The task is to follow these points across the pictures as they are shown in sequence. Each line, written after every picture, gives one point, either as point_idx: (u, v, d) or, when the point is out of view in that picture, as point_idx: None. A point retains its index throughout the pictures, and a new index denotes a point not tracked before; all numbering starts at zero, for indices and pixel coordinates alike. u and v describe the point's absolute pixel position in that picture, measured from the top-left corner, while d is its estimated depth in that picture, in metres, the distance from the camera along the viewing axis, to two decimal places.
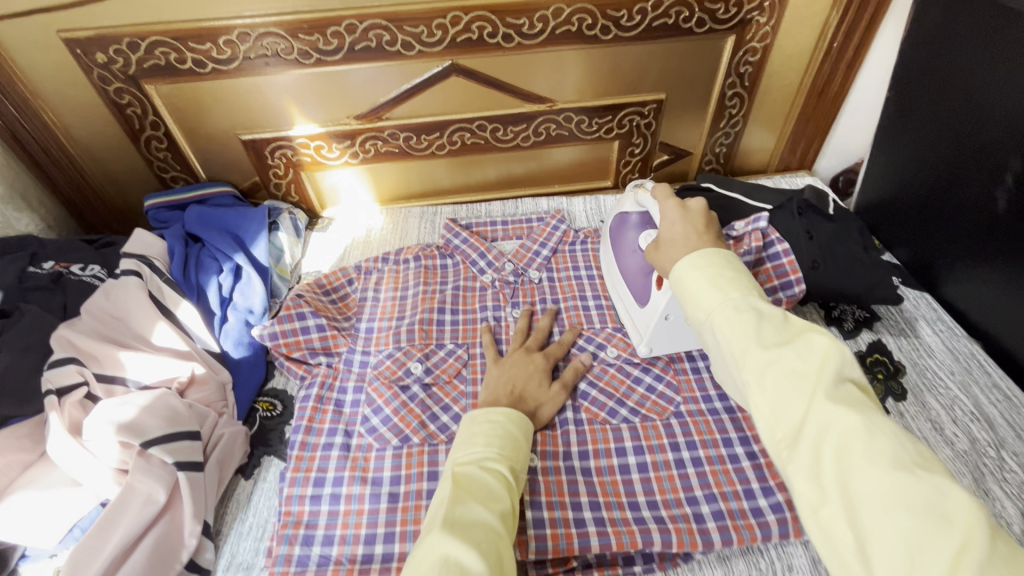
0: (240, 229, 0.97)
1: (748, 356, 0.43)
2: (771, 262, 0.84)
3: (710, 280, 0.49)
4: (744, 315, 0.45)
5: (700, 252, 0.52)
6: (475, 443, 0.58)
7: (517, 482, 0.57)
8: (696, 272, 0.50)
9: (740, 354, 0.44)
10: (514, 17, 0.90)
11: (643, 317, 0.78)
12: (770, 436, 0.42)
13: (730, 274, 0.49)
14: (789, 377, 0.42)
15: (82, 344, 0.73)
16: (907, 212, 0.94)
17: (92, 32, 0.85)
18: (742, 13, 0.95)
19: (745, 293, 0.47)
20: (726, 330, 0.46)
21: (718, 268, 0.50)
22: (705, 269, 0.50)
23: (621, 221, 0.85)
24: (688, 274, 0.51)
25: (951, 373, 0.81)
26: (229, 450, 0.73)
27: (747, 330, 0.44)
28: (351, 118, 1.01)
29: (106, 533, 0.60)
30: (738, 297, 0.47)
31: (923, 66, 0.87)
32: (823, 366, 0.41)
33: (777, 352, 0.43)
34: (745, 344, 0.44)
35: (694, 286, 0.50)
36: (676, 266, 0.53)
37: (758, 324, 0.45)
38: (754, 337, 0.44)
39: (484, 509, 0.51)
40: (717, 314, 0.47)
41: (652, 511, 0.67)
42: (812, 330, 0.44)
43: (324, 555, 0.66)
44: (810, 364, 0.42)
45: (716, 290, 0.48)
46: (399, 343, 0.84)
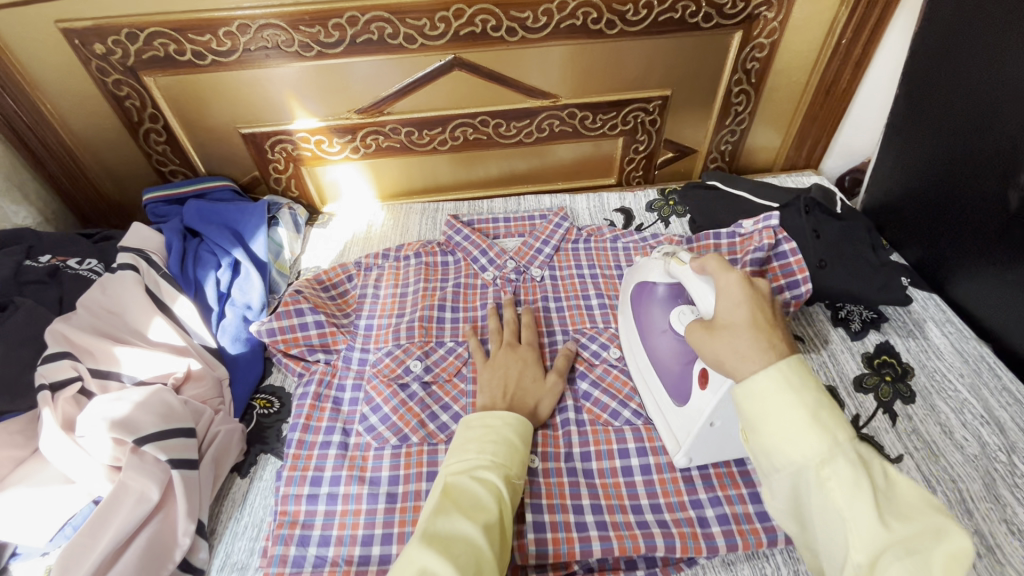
0: (240, 223, 0.96)
1: (862, 531, 0.41)
2: (777, 261, 0.82)
3: (814, 421, 0.45)
4: (854, 473, 0.43)
5: (786, 360, 0.47)
6: (469, 449, 0.58)
7: (510, 491, 0.56)
8: (791, 398, 0.46)
9: (849, 524, 0.42)
10: (519, 11, 0.88)
11: (681, 419, 0.65)
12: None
13: (831, 411, 0.45)
14: (911, 569, 0.39)
15: (77, 339, 0.72)
16: (916, 212, 0.93)
17: (91, 23, 0.83)
18: (750, 9, 0.93)
19: (850, 439, 0.44)
20: (831, 488, 0.43)
21: (821, 404, 0.46)
22: (804, 398, 0.46)
23: (646, 293, 0.74)
24: (774, 397, 0.46)
25: (961, 376, 0.80)
26: (224, 447, 0.72)
27: (862, 500, 0.42)
28: (352, 112, 0.99)
29: (98, 532, 0.59)
30: (842, 447, 0.44)
31: (935, 63, 0.86)
32: (948, 557, 0.39)
33: (890, 531, 0.41)
34: (859, 516, 0.41)
35: (785, 419, 0.46)
36: (756, 376, 0.48)
37: (871, 491, 0.42)
38: (868, 508, 0.41)
39: (469, 522, 0.50)
40: (821, 465, 0.44)
41: (655, 515, 0.66)
42: (927, 509, 0.42)
43: (319, 556, 0.65)
44: (932, 552, 0.39)
45: (820, 435, 0.44)
46: (399, 341, 0.82)
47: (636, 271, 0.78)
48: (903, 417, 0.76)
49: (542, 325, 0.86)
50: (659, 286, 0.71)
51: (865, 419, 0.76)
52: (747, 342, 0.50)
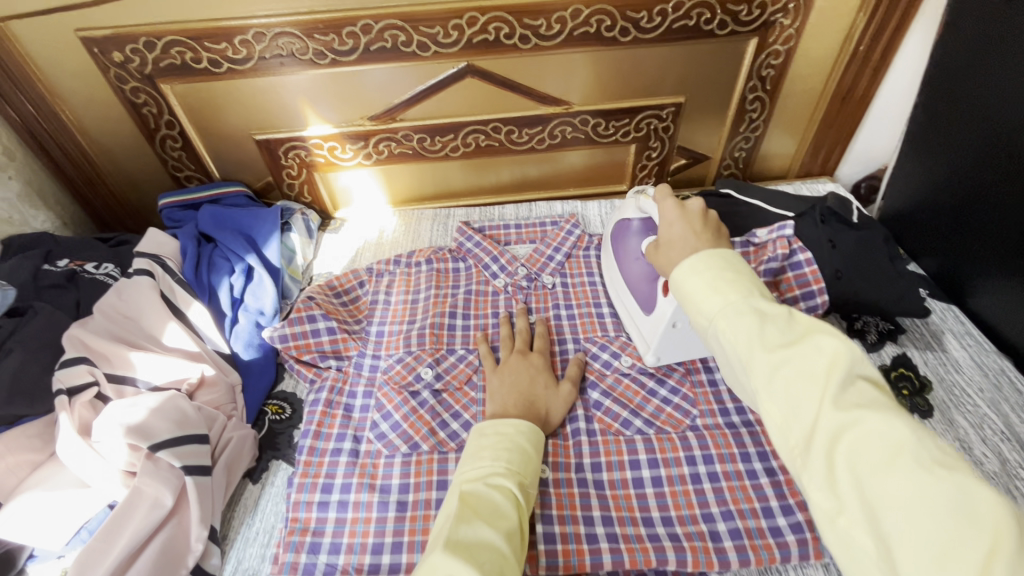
0: (253, 229, 0.96)
1: (754, 360, 0.42)
2: (793, 270, 0.81)
3: (710, 284, 0.47)
4: (745, 319, 0.44)
5: (697, 256, 0.50)
6: (484, 457, 0.58)
7: (525, 499, 0.56)
8: (693, 278, 0.49)
9: (745, 359, 0.43)
10: (532, 18, 0.88)
11: (649, 326, 0.75)
12: (780, 440, 0.40)
13: (729, 276, 0.47)
14: (798, 380, 0.40)
15: (94, 344, 0.73)
16: (936, 222, 0.91)
17: (110, 31, 0.85)
18: (765, 15, 0.93)
19: (746, 294, 0.45)
20: (729, 335, 0.44)
21: (717, 270, 0.48)
22: (704, 272, 0.49)
23: (622, 229, 0.83)
24: (686, 279, 0.50)
25: (981, 391, 0.78)
26: (237, 453, 0.72)
27: (750, 334, 0.43)
28: (365, 119, 1.00)
29: (114, 536, 0.60)
30: (736, 297, 0.45)
31: (956, 71, 0.84)
32: (832, 366, 0.39)
33: (780, 355, 0.41)
34: (751, 348, 0.42)
35: (692, 291, 0.49)
36: (676, 271, 0.51)
37: (762, 327, 0.43)
38: (758, 341, 0.42)
39: (490, 528, 0.50)
40: (719, 319, 0.45)
41: (666, 528, 0.65)
42: (821, 328, 0.42)
43: (330, 563, 0.65)
44: (817, 364, 0.40)
45: (716, 294, 0.47)
46: (410, 347, 0.82)
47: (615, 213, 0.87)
48: None
49: (553, 333, 0.85)
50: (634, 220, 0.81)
51: None
52: (682, 250, 0.55)
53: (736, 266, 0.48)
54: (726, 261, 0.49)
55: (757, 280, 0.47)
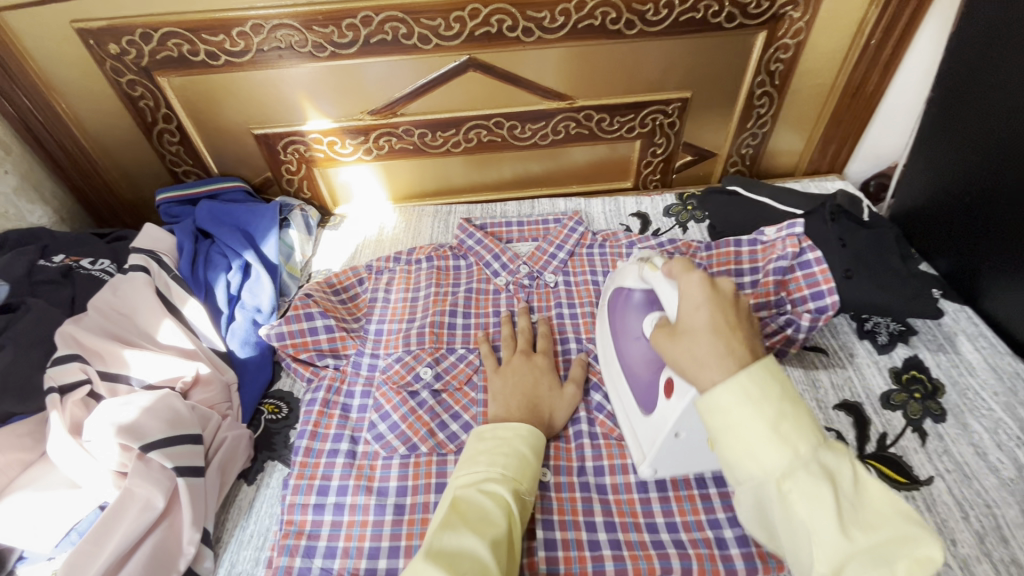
0: (251, 225, 0.95)
1: (826, 539, 0.40)
2: (802, 270, 0.78)
3: (772, 429, 0.43)
4: (819, 486, 0.41)
5: (748, 372, 0.45)
6: (479, 462, 0.56)
7: (519, 507, 0.54)
8: (749, 410, 0.44)
9: (815, 535, 0.41)
10: (535, 11, 0.86)
11: (647, 430, 0.63)
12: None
13: (792, 418, 0.43)
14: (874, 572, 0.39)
15: (86, 341, 0.71)
16: (949, 220, 0.89)
17: (105, 23, 0.83)
18: (775, 8, 0.90)
19: (814, 448, 0.43)
20: (797, 501, 0.42)
21: (782, 409, 0.44)
22: (762, 408, 0.43)
23: (622, 299, 0.71)
24: (738, 409, 0.44)
25: (995, 394, 0.76)
26: (231, 453, 0.71)
27: (824, 507, 0.41)
28: (365, 114, 0.98)
29: (103, 538, 0.58)
30: (806, 452, 0.43)
31: (971, 66, 0.82)
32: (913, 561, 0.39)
33: (857, 542, 0.40)
34: (825, 526, 0.40)
35: (745, 429, 0.43)
36: (713, 389, 0.45)
37: (836, 498, 0.41)
38: (833, 518, 0.40)
39: (475, 535, 0.48)
40: (784, 479, 0.42)
41: (671, 534, 0.63)
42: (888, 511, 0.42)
43: (325, 568, 0.63)
44: (897, 555, 0.39)
45: (783, 445, 0.42)
46: (409, 347, 0.81)
47: (615, 277, 0.75)
48: (933, 436, 0.72)
49: (555, 333, 0.83)
50: (635, 291, 0.69)
51: (891, 438, 0.73)
52: (710, 348, 0.47)
53: (799, 404, 0.44)
54: (785, 391, 0.44)
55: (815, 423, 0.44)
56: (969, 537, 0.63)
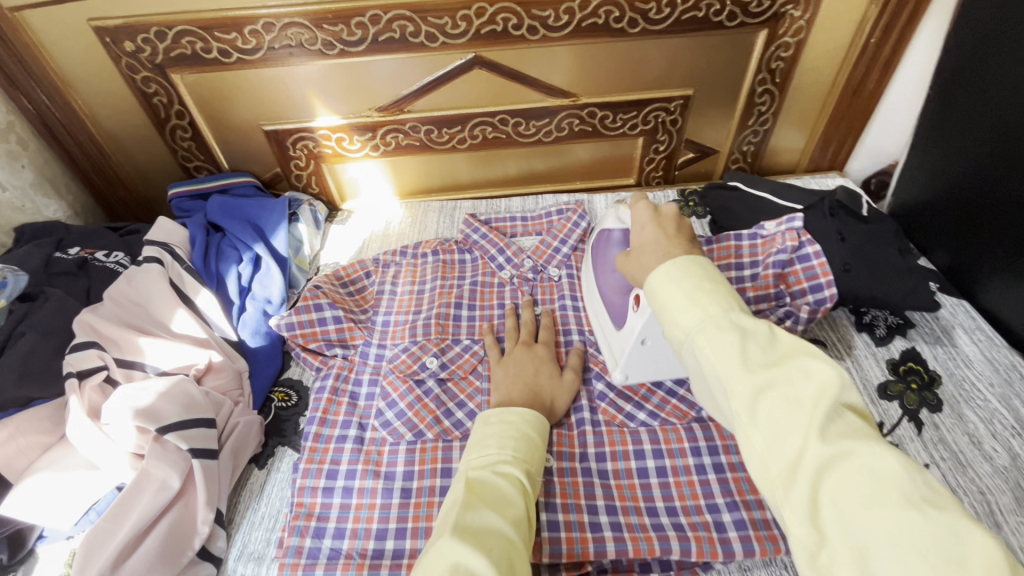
0: (261, 219, 0.97)
1: (737, 383, 0.41)
2: (801, 262, 0.81)
3: (690, 297, 0.47)
4: (727, 336, 0.43)
5: (674, 262, 0.50)
6: (490, 444, 0.58)
7: (532, 486, 0.56)
8: (673, 289, 0.48)
9: (728, 379, 0.42)
10: (540, 9, 0.88)
11: (619, 341, 0.72)
12: (761, 469, 0.40)
13: (709, 289, 0.47)
14: (784, 406, 0.40)
15: (104, 329, 0.74)
16: (947, 216, 0.90)
17: (121, 21, 0.85)
18: (775, 7, 0.92)
19: (726, 309, 0.45)
20: (708, 353, 0.43)
21: (698, 281, 0.47)
22: (682, 283, 0.48)
23: (603, 238, 0.79)
24: (665, 290, 0.48)
25: (991, 386, 0.77)
26: (243, 439, 0.73)
27: (732, 353, 0.42)
28: (373, 110, 1.00)
29: (121, 517, 0.61)
30: (715, 312, 0.45)
31: (968, 63, 0.83)
32: (818, 393, 0.39)
33: (765, 381, 0.41)
34: (735, 370, 0.41)
35: (670, 302, 0.48)
36: (652, 277, 0.50)
37: (744, 347, 0.43)
38: (741, 362, 0.42)
39: (497, 515, 0.50)
40: (699, 336, 0.45)
41: (670, 518, 0.65)
42: (806, 352, 0.42)
43: (334, 548, 0.65)
44: (803, 390, 0.40)
45: (695, 307, 0.46)
46: (415, 337, 0.83)
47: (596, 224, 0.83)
48: (929, 426, 0.74)
49: (558, 325, 0.85)
50: (613, 230, 0.77)
51: (888, 427, 0.74)
52: (653, 256, 0.54)
53: (716, 279, 0.47)
54: (704, 273, 0.48)
55: (735, 294, 0.47)
56: None
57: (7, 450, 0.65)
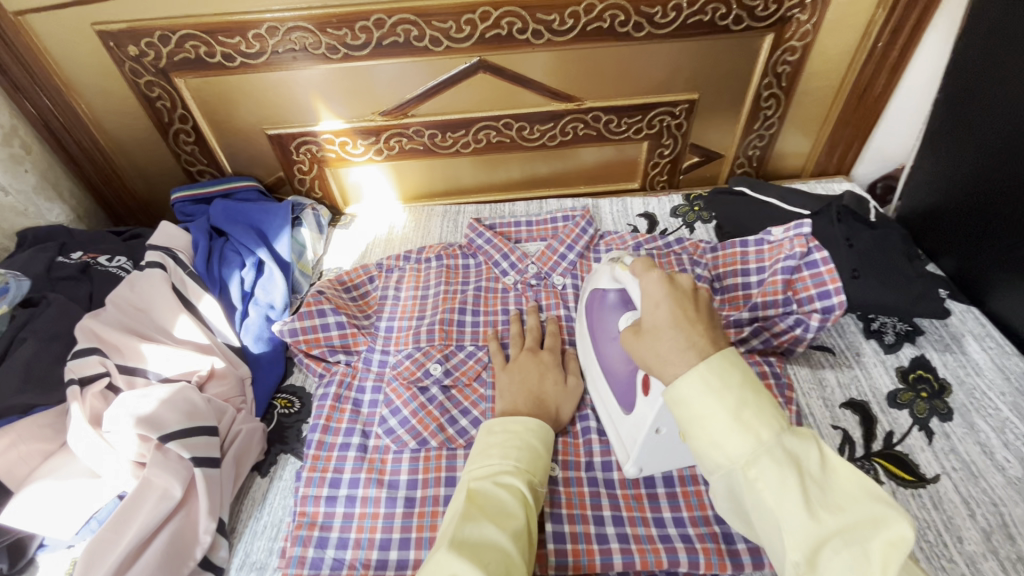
0: (264, 224, 0.97)
1: (796, 527, 0.40)
2: (808, 269, 0.80)
3: (733, 416, 0.43)
4: (782, 473, 0.41)
5: (709, 363, 0.46)
6: (493, 455, 0.57)
7: (534, 497, 0.55)
8: (710, 401, 0.44)
9: (787, 522, 0.40)
10: (545, 13, 0.88)
11: (628, 428, 0.65)
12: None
13: (755, 407, 0.44)
14: (849, 558, 0.38)
15: (106, 335, 0.73)
16: (956, 221, 0.89)
17: (125, 25, 0.85)
18: (782, 11, 0.91)
19: (777, 432, 0.43)
20: (762, 489, 0.41)
21: (739, 396, 0.44)
22: (723, 397, 0.44)
23: (597, 300, 0.72)
24: (701, 402, 0.45)
25: (1002, 394, 0.76)
26: (245, 446, 0.72)
27: (790, 494, 0.41)
28: (376, 115, 1.00)
29: (122, 527, 0.60)
30: (767, 439, 0.43)
31: (977, 67, 0.83)
32: (886, 543, 0.38)
33: (826, 526, 0.40)
34: (793, 513, 0.40)
35: (709, 420, 0.44)
36: (675, 381, 0.47)
37: (801, 485, 0.41)
38: (800, 505, 0.40)
39: (496, 527, 0.49)
40: (748, 466, 0.42)
41: (678, 529, 0.64)
42: (865, 492, 0.41)
43: (337, 559, 0.64)
44: (870, 540, 0.38)
45: (744, 432, 0.43)
46: (419, 344, 0.82)
47: (590, 281, 0.77)
48: (940, 435, 0.73)
49: (564, 332, 0.84)
50: (609, 292, 0.70)
51: (898, 436, 0.73)
52: (672, 343, 0.48)
53: (758, 391, 0.45)
54: (746, 381, 0.45)
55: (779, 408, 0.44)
56: (975, 534, 0.63)
57: (8, 457, 0.64)
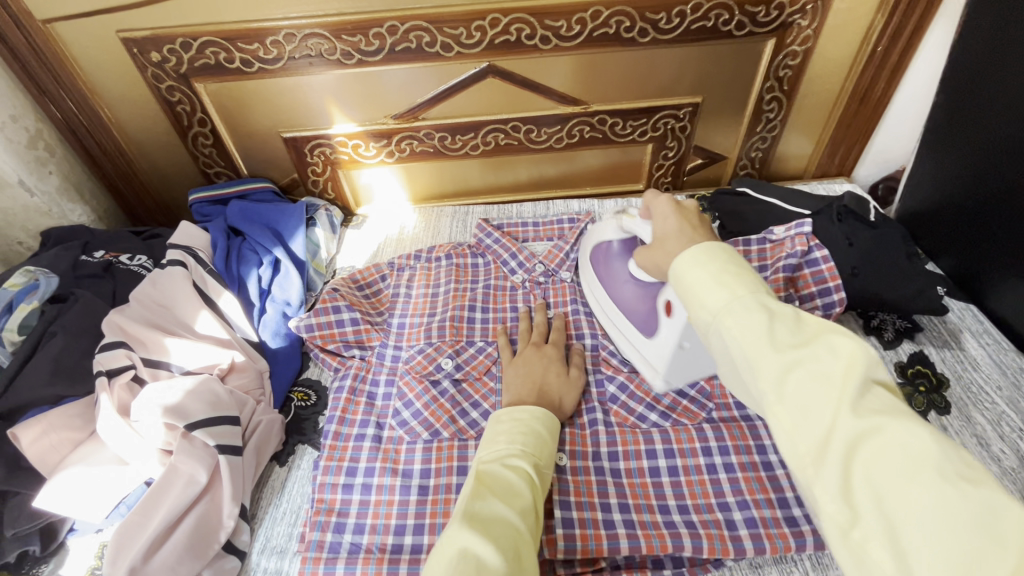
0: (280, 223, 1.00)
1: (764, 362, 0.38)
2: (809, 268, 0.83)
3: (715, 277, 0.43)
4: (754, 316, 0.40)
5: (699, 246, 0.46)
6: (500, 440, 0.59)
7: (541, 479, 0.57)
8: (697, 270, 0.45)
9: (756, 356, 0.39)
10: (553, 20, 0.91)
11: (655, 350, 0.74)
12: (790, 451, 0.37)
13: (734, 270, 0.43)
14: (812, 383, 0.37)
15: (131, 329, 0.76)
16: (954, 221, 0.91)
17: (148, 32, 0.89)
18: (783, 16, 0.94)
19: (752, 288, 0.42)
20: (735, 333, 0.40)
21: (722, 263, 0.44)
22: (708, 266, 0.44)
23: (602, 252, 0.83)
24: (688, 271, 0.45)
25: (999, 388, 0.79)
26: (265, 436, 0.75)
27: (759, 333, 0.39)
28: (388, 118, 1.03)
29: (151, 511, 0.63)
30: (739, 291, 0.42)
31: (974, 70, 0.85)
32: (850, 369, 0.36)
33: (793, 358, 0.38)
34: (761, 347, 0.39)
35: (695, 284, 0.44)
36: (675, 262, 0.47)
37: (771, 324, 0.40)
38: (768, 340, 0.39)
39: (505, 505, 0.51)
40: (724, 315, 0.42)
41: (682, 516, 0.67)
42: (834, 330, 0.39)
43: (355, 543, 0.67)
44: (833, 367, 0.37)
45: (721, 287, 0.43)
46: (431, 339, 0.84)
47: (589, 237, 0.87)
48: (937, 427, 0.75)
49: (571, 328, 0.87)
50: (612, 242, 0.81)
51: None
52: (679, 243, 0.53)
53: (740, 260, 0.44)
54: (728, 255, 0.45)
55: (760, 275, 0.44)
56: None
57: (40, 445, 0.67)
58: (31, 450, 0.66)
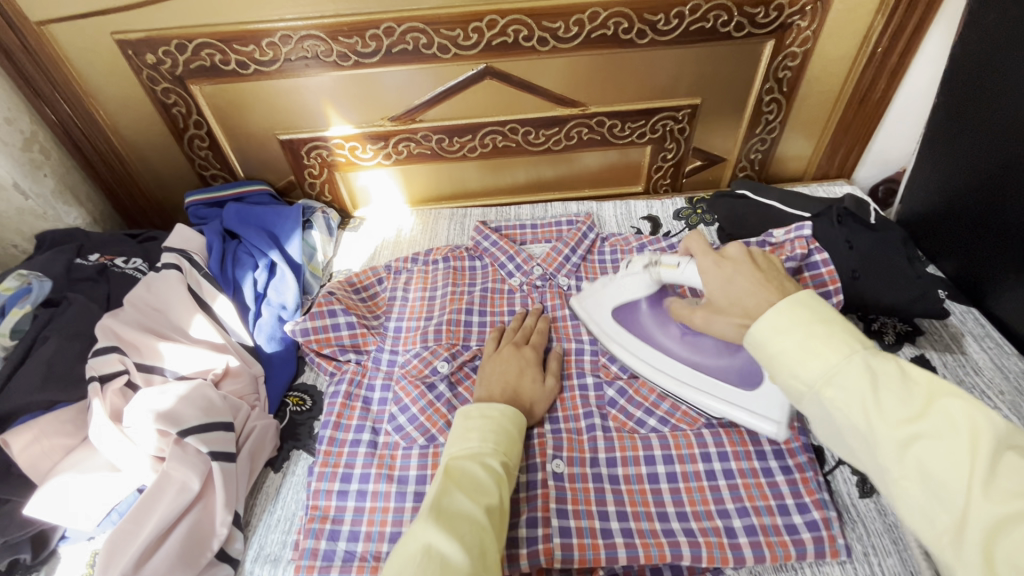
0: (276, 226, 0.99)
1: (881, 437, 0.43)
2: (809, 270, 0.82)
3: (807, 345, 0.47)
4: (860, 387, 0.44)
5: (778, 309, 0.50)
6: (471, 437, 0.59)
7: (509, 477, 0.58)
8: (785, 339, 0.48)
9: (871, 430, 0.43)
10: (551, 21, 0.90)
11: (763, 396, 0.68)
12: (925, 525, 0.41)
13: (823, 333, 0.47)
14: (938, 455, 0.41)
15: (125, 334, 0.76)
16: (955, 224, 0.91)
17: (144, 34, 0.88)
18: (783, 18, 0.93)
19: (848, 354, 0.46)
20: (843, 405, 0.45)
21: (811, 325, 0.48)
22: (794, 332, 0.48)
23: (631, 312, 0.80)
24: (774, 340, 0.49)
25: (1001, 393, 0.78)
26: (260, 442, 0.74)
27: (870, 407, 0.44)
28: (385, 120, 1.02)
29: (142, 518, 0.62)
30: (840, 356, 0.46)
31: (975, 72, 0.84)
32: (972, 440, 0.40)
33: (910, 431, 0.42)
34: (874, 420, 0.43)
35: (786, 353, 0.48)
36: (753, 325, 0.51)
37: (879, 395, 0.44)
38: (881, 416, 0.43)
39: (470, 499, 0.52)
40: (826, 387, 0.45)
41: (681, 523, 0.66)
42: (946, 395, 0.43)
43: (349, 551, 0.66)
44: (955, 438, 0.41)
45: (816, 358, 0.46)
46: (426, 343, 0.83)
47: (598, 301, 0.82)
48: None
49: (568, 332, 0.86)
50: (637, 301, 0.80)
51: None
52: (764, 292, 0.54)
53: (826, 320, 0.48)
54: (812, 313, 0.49)
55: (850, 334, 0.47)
56: None
57: (32, 451, 0.66)
58: (23, 456, 0.65)
